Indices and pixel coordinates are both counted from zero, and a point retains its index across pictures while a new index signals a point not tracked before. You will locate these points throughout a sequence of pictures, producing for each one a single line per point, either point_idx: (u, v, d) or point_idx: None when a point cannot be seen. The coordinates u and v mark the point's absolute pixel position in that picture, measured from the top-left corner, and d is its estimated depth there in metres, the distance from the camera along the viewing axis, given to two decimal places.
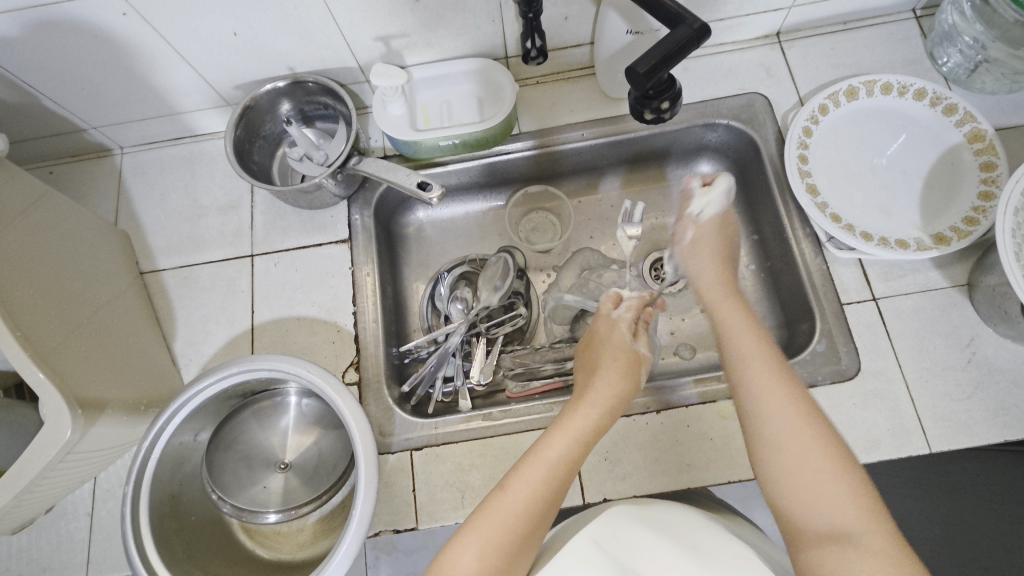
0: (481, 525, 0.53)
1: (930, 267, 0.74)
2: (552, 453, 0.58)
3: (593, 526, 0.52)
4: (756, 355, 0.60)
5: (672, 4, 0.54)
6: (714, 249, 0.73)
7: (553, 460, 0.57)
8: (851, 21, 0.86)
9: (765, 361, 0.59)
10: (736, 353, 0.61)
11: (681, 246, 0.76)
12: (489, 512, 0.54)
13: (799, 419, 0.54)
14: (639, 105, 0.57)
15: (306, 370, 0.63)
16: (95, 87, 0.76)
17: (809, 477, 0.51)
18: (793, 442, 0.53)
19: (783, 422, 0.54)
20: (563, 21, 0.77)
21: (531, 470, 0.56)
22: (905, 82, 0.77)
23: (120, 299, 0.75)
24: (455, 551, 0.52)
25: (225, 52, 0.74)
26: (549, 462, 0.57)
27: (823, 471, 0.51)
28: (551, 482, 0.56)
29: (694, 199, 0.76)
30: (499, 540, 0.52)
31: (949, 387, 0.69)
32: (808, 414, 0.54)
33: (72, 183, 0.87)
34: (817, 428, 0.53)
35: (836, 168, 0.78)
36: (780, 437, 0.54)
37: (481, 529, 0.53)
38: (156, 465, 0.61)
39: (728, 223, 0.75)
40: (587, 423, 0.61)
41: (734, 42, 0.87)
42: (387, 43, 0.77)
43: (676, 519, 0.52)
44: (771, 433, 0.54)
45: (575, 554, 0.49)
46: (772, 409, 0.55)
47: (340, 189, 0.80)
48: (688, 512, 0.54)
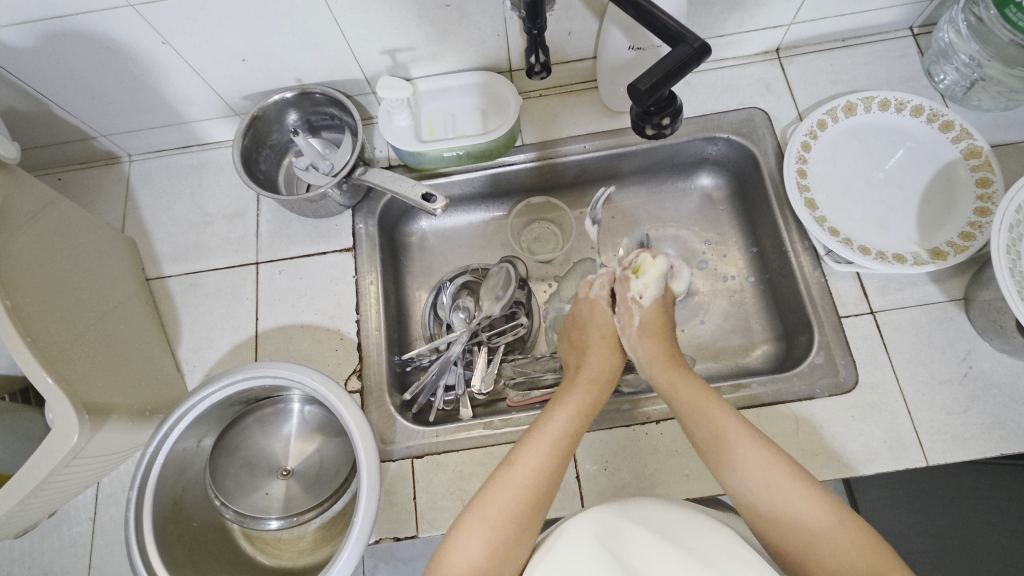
0: (490, 504, 0.54)
1: (928, 281, 0.75)
2: (555, 428, 0.61)
3: (589, 523, 0.52)
4: (721, 410, 0.61)
5: (674, 23, 0.55)
6: (656, 332, 0.73)
7: (557, 432, 0.61)
8: (849, 38, 0.88)
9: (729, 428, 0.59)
10: (700, 413, 0.62)
11: (625, 330, 0.74)
12: (494, 490, 0.55)
13: (775, 472, 0.55)
14: (642, 121, 0.57)
15: (310, 377, 0.63)
16: (105, 96, 0.78)
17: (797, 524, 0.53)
18: (773, 492, 0.55)
19: (762, 481, 0.55)
20: (567, 35, 0.78)
21: (536, 444, 0.59)
22: (902, 98, 0.79)
23: (126, 305, 0.75)
24: (463, 533, 0.53)
25: (234, 63, 0.75)
26: (552, 436, 0.60)
27: (810, 505, 0.53)
28: (556, 453, 0.59)
29: (631, 282, 0.76)
30: (511, 510, 0.54)
31: (946, 400, 0.69)
32: (780, 465, 0.56)
33: (80, 190, 0.88)
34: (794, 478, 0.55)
35: (835, 182, 0.79)
36: (765, 494, 0.55)
37: (490, 508, 0.54)
38: (160, 471, 0.62)
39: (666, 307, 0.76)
40: (587, 398, 0.65)
41: (734, 57, 0.88)
42: (394, 56, 0.78)
43: (671, 521, 0.53)
44: (751, 490, 0.56)
45: (575, 551, 0.49)
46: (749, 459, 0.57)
47: (344, 199, 0.81)
48: (682, 514, 0.54)
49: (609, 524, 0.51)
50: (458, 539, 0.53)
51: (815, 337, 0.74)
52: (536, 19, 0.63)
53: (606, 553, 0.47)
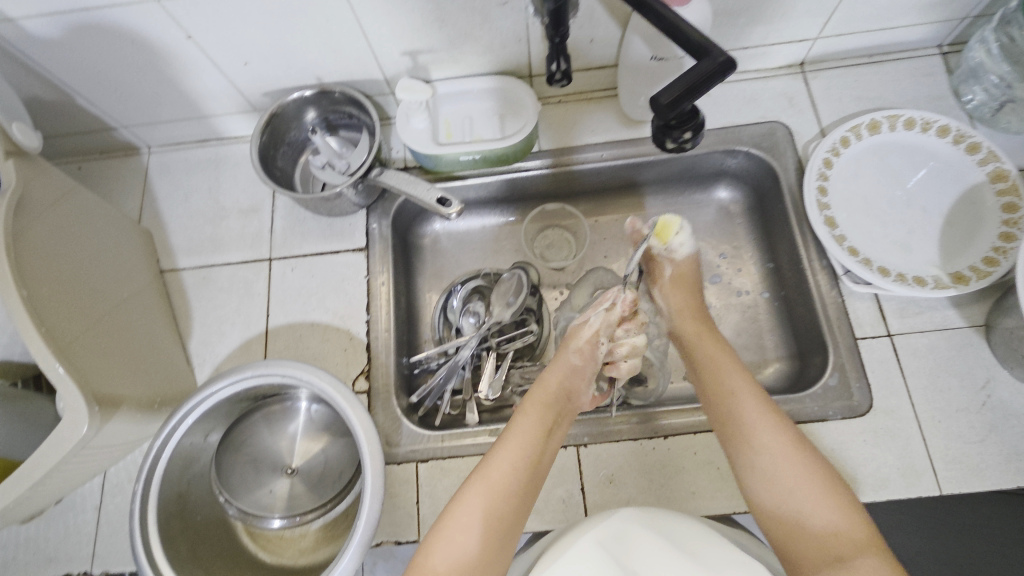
0: (487, 479, 0.58)
1: (948, 305, 0.73)
2: (535, 420, 0.64)
3: (593, 529, 0.52)
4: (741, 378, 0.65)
5: (699, 36, 0.53)
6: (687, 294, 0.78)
7: (536, 423, 0.64)
8: (876, 54, 0.86)
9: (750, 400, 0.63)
10: (725, 381, 0.66)
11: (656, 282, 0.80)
12: (490, 463, 0.60)
13: (785, 450, 0.59)
14: (663, 135, 0.56)
15: (318, 378, 0.63)
16: (127, 88, 0.78)
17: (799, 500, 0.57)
18: (780, 469, 0.58)
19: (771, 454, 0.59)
20: (588, 43, 0.78)
21: (523, 431, 0.63)
22: (928, 118, 0.77)
23: (140, 296, 0.76)
24: (465, 500, 0.57)
25: (255, 60, 0.75)
26: (534, 427, 0.63)
27: (815, 493, 0.56)
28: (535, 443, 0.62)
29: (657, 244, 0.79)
30: (499, 495, 0.58)
31: (963, 429, 0.68)
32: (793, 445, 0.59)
33: (100, 180, 0.89)
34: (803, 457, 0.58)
35: (856, 201, 0.78)
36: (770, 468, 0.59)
37: (487, 482, 0.58)
38: (166, 464, 0.62)
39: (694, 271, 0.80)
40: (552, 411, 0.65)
41: (757, 70, 0.87)
42: (414, 58, 0.78)
43: (676, 528, 0.52)
44: (762, 465, 0.59)
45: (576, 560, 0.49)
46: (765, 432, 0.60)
47: (359, 199, 0.81)
48: (688, 520, 0.53)
49: (611, 530, 0.51)
50: (459, 508, 0.57)
51: (830, 358, 0.72)
52: (559, 26, 0.62)
53: (606, 564, 0.48)
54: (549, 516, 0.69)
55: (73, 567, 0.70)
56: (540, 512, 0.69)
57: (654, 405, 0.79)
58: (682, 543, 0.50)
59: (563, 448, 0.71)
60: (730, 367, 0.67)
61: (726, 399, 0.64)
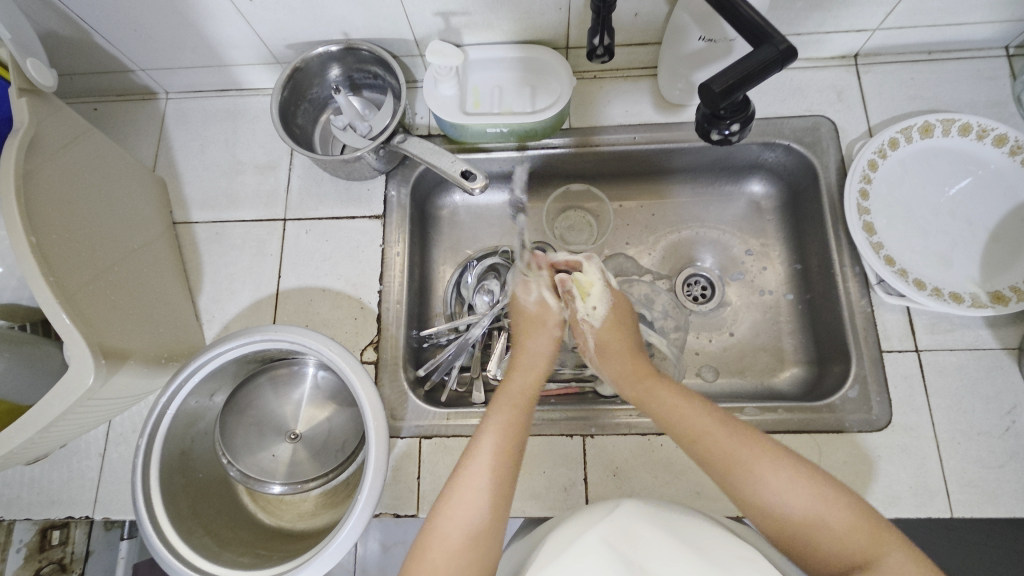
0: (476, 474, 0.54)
1: (982, 325, 0.70)
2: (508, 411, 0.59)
3: (602, 524, 0.48)
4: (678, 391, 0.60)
5: (761, 19, 0.50)
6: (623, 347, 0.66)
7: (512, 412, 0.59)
8: (936, 51, 0.81)
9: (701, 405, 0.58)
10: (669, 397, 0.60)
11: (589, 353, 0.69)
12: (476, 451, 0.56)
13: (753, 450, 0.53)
14: (709, 125, 0.53)
15: (327, 348, 0.62)
16: (147, 29, 0.75)
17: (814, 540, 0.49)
18: (784, 508, 0.50)
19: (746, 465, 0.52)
20: (633, 17, 0.73)
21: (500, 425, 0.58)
22: (985, 125, 0.72)
23: (150, 248, 0.74)
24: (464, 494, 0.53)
25: (281, 10, 0.72)
26: (512, 417, 0.58)
27: (808, 493, 0.50)
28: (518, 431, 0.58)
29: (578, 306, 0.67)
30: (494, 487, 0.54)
31: (982, 453, 0.66)
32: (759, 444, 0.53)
33: (115, 124, 0.87)
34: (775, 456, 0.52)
35: (898, 208, 0.74)
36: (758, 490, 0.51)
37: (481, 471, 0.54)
38: (170, 422, 0.62)
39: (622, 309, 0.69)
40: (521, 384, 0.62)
41: (808, 59, 0.82)
42: (447, 19, 0.74)
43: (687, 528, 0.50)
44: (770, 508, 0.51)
45: (583, 551, 0.45)
46: (750, 465, 0.52)
47: (379, 164, 0.78)
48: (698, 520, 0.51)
49: (618, 523, 0.48)
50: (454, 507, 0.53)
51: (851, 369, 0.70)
52: None
53: (614, 556, 0.44)
54: (549, 503, 0.68)
55: (75, 511, 0.71)
56: (541, 498, 0.69)
57: None
58: (690, 538, 0.47)
59: (570, 436, 0.70)
60: (693, 402, 0.58)
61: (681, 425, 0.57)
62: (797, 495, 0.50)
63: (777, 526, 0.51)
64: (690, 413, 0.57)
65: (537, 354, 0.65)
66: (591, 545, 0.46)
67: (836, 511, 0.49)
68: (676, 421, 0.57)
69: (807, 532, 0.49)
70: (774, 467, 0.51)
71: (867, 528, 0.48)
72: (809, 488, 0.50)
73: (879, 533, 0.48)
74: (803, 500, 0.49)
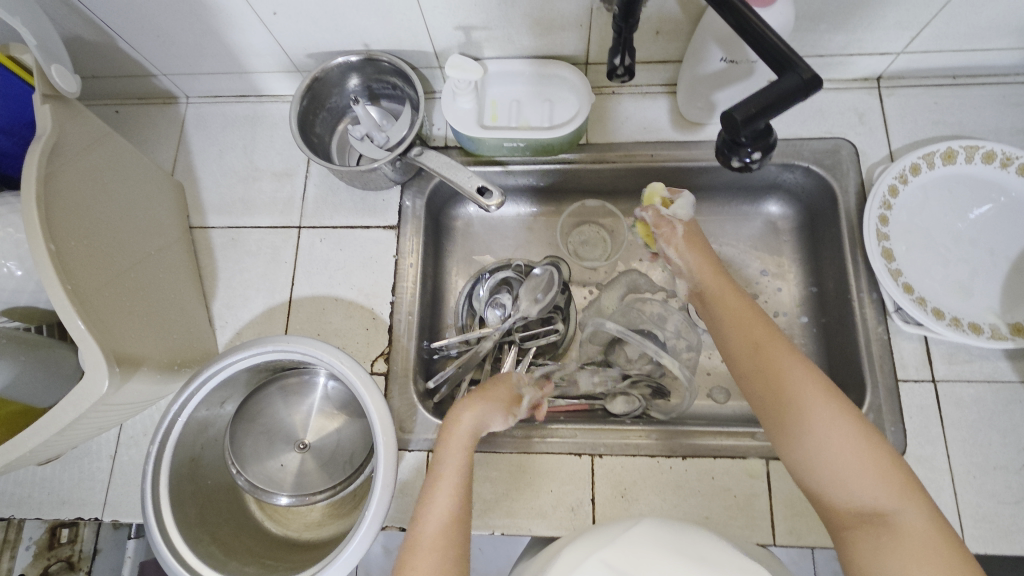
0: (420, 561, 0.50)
1: (1002, 357, 0.69)
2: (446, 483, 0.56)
3: (606, 548, 0.47)
4: (762, 327, 0.62)
5: (785, 45, 0.49)
6: (706, 252, 0.73)
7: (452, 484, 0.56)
8: (961, 75, 0.80)
9: (775, 345, 0.59)
10: (754, 329, 0.62)
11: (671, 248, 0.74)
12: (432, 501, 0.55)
13: (820, 395, 0.54)
14: (728, 152, 0.52)
15: (338, 361, 0.62)
16: (170, 36, 0.76)
17: (841, 478, 0.51)
18: (823, 444, 0.52)
19: (807, 402, 0.54)
20: (654, 35, 0.73)
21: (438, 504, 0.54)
22: (1010, 153, 0.71)
23: (167, 253, 0.75)
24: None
25: (303, 20, 0.72)
26: (456, 472, 0.57)
27: (857, 454, 0.51)
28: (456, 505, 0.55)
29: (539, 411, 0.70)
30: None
31: (998, 488, 0.65)
32: (828, 393, 0.54)
33: (136, 127, 0.87)
34: (839, 408, 0.53)
35: (919, 235, 0.73)
36: (814, 428, 0.53)
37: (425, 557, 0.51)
38: (181, 429, 0.62)
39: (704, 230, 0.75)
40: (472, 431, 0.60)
41: (830, 80, 0.81)
42: (467, 33, 0.74)
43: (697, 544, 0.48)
44: (813, 457, 0.53)
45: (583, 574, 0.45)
46: (802, 395, 0.55)
47: (395, 175, 0.79)
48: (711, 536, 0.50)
49: (621, 545, 0.47)
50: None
51: (866, 398, 0.69)
52: (629, 16, 0.57)
53: None
54: (556, 522, 0.68)
55: (85, 512, 0.71)
56: (548, 517, 0.68)
57: (675, 420, 0.77)
58: (692, 549, 0.46)
59: (578, 455, 0.70)
60: (769, 339, 0.60)
61: (758, 359, 0.59)
62: (840, 435, 0.52)
63: (818, 474, 0.53)
64: (764, 336, 0.60)
65: (482, 424, 0.62)
66: (592, 569, 0.45)
67: (872, 457, 0.51)
68: (748, 337, 0.62)
69: (839, 471, 0.51)
70: (827, 405, 0.53)
71: (897, 476, 0.50)
72: (855, 430, 0.52)
73: (908, 486, 0.49)
74: (845, 440, 0.52)
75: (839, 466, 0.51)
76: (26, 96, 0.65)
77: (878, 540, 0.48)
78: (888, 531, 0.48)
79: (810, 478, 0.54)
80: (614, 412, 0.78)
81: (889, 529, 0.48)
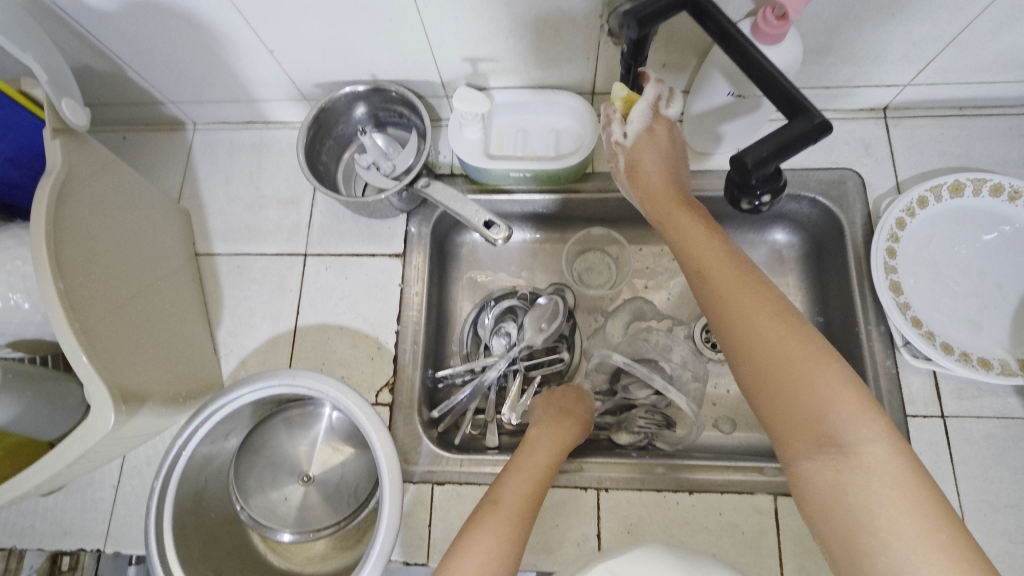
0: (494, 518, 0.55)
1: (1011, 393, 0.68)
2: (528, 470, 0.60)
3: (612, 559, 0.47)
4: (715, 253, 0.58)
5: (795, 89, 0.48)
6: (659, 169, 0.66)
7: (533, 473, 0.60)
8: (967, 107, 0.80)
9: (726, 272, 0.56)
10: (703, 257, 0.59)
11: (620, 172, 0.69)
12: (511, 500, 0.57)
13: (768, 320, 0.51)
14: (737, 195, 0.52)
15: (344, 395, 0.62)
16: (179, 66, 0.76)
17: (801, 415, 0.47)
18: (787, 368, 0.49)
19: (755, 329, 0.52)
20: (660, 68, 0.74)
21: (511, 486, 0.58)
22: (1018, 186, 0.71)
23: (174, 283, 0.75)
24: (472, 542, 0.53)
25: (311, 52, 0.73)
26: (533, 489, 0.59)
27: (810, 379, 0.48)
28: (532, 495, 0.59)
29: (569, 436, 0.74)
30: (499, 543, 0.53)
31: (1010, 526, 0.64)
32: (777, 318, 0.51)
33: (143, 153, 0.88)
34: (786, 332, 0.50)
35: (926, 268, 0.72)
36: (761, 353, 0.51)
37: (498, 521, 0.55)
38: (185, 464, 0.62)
39: (662, 140, 0.67)
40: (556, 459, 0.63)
41: (835, 110, 0.81)
42: (475, 65, 0.74)
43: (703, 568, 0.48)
44: (765, 385, 0.50)
45: None
46: (760, 331, 0.51)
47: (401, 204, 0.79)
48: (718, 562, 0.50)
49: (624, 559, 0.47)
50: (465, 552, 0.53)
51: None
52: (638, 54, 0.57)
53: None
54: (562, 557, 0.67)
55: (87, 543, 0.71)
56: (554, 552, 0.67)
57: (682, 452, 0.76)
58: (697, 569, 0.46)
59: (584, 489, 0.70)
60: (721, 267, 0.57)
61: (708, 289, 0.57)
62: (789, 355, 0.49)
63: (769, 402, 0.50)
64: (731, 272, 0.56)
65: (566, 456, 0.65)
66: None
67: (834, 388, 0.47)
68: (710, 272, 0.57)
69: (800, 406, 0.47)
70: (791, 338, 0.50)
71: (855, 400, 0.46)
72: (805, 352, 0.49)
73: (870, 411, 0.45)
74: (803, 371, 0.48)
75: (798, 402, 0.48)
76: (36, 130, 0.65)
77: (840, 475, 0.45)
78: (852, 466, 0.44)
79: (770, 415, 0.50)
80: (620, 443, 0.77)
81: (848, 461, 0.45)
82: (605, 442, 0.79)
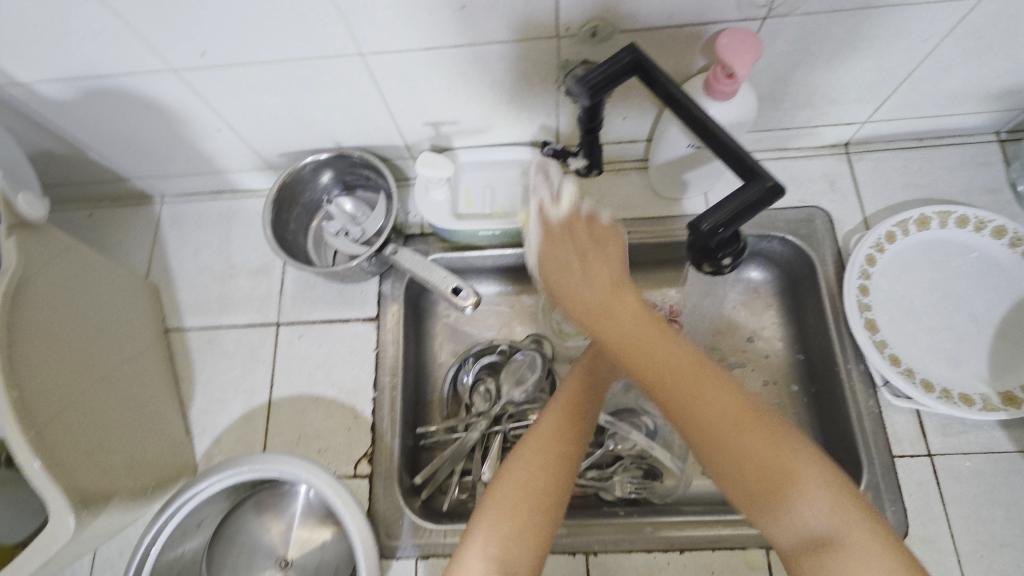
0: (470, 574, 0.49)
1: (996, 426, 0.68)
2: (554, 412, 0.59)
3: None
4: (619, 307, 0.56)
5: (747, 154, 0.49)
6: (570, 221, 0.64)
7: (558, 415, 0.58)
8: (927, 138, 0.81)
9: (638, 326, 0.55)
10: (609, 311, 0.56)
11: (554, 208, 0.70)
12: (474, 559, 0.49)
13: (679, 372, 0.51)
14: (699, 259, 0.51)
15: (317, 478, 0.60)
16: (141, 146, 0.76)
17: (753, 483, 0.46)
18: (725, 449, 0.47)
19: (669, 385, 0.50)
20: (621, 120, 0.75)
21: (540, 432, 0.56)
22: (984, 217, 0.72)
23: (142, 365, 0.73)
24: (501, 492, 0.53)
25: (273, 126, 0.73)
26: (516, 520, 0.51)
27: (738, 433, 0.47)
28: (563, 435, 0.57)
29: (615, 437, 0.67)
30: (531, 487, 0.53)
31: (1008, 567, 0.63)
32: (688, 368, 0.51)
33: (110, 230, 0.87)
34: (698, 386, 0.50)
35: (901, 303, 0.72)
36: (685, 413, 0.49)
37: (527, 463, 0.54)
38: (155, 562, 0.60)
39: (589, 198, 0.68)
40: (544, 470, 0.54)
41: (798, 148, 0.82)
42: (437, 128, 0.74)
43: None
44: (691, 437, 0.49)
45: None
46: (684, 398, 0.50)
47: (373, 268, 0.78)
48: None
49: None
50: None
51: (862, 478, 0.67)
52: (594, 118, 0.58)
53: None
54: None
55: None
56: None
57: (671, 505, 0.74)
58: None
59: (573, 554, 0.68)
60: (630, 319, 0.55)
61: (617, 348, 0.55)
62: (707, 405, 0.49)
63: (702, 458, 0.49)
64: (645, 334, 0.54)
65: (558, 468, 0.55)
66: None
67: (760, 437, 0.47)
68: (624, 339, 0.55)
69: (748, 476, 0.47)
70: (707, 388, 0.50)
71: (780, 449, 0.47)
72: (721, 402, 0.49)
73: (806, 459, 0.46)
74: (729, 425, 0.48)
75: (748, 478, 0.46)
76: None
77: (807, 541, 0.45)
78: (806, 532, 0.45)
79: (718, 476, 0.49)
80: (607, 498, 0.75)
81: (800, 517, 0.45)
82: (592, 498, 0.76)
